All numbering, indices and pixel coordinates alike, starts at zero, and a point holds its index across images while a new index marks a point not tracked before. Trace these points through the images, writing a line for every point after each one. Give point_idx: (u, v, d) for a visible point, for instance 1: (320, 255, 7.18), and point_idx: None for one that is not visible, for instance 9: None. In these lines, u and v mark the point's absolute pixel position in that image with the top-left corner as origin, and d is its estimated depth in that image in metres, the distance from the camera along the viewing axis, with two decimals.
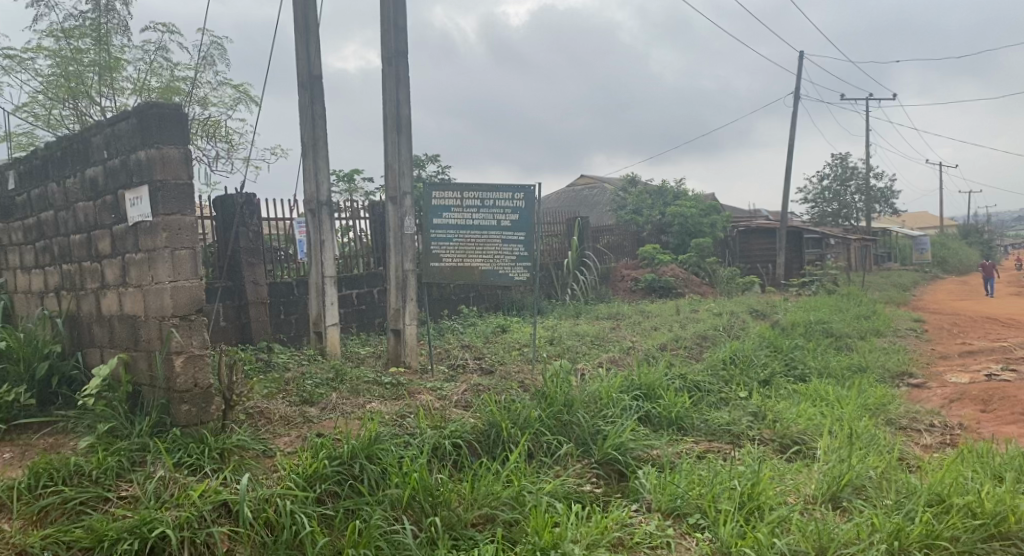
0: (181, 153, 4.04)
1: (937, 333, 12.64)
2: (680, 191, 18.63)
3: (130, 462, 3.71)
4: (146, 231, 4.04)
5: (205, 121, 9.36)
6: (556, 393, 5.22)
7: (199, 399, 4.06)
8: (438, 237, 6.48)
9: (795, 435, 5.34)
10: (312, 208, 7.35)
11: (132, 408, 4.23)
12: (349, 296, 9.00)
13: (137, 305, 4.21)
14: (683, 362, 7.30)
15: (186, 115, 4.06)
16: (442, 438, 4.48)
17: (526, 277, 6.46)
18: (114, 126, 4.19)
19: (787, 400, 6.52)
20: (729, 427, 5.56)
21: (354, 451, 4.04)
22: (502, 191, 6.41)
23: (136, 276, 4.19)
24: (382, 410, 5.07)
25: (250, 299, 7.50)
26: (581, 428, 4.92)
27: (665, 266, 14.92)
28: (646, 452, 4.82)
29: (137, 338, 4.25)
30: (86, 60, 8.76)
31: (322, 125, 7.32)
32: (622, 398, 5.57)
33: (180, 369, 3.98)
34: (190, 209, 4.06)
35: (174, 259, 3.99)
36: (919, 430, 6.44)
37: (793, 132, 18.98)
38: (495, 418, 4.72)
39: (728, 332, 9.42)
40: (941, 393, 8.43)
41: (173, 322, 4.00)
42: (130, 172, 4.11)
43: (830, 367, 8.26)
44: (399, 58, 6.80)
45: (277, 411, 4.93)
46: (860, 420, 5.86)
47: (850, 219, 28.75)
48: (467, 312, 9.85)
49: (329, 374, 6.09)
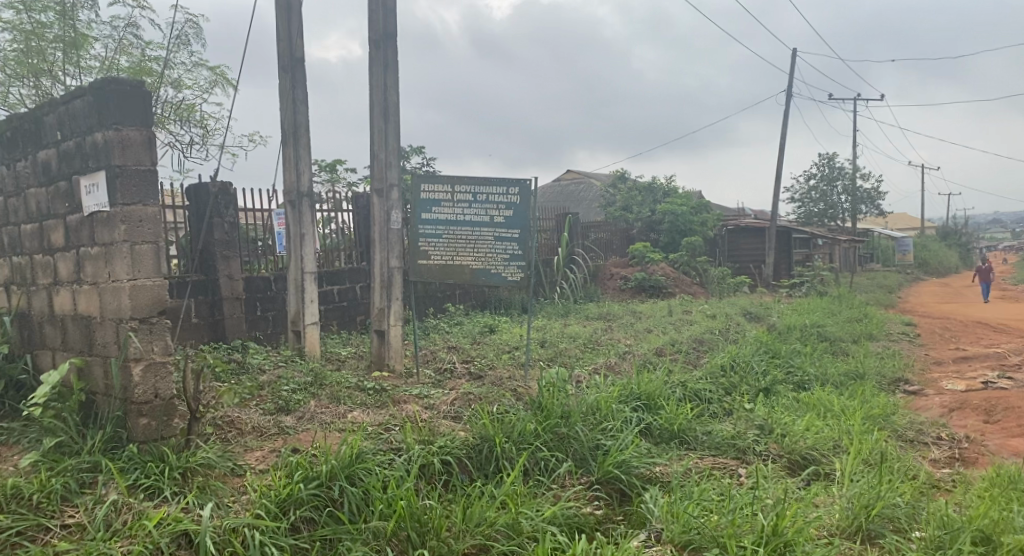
0: (144, 136, 3.59)
1: (929, 338, 12.45)
2: (670, 188, 18.33)
3: (79, 484, 3.28)
4: (103, 223, 3.60)
5: (178, 105, 8.78)
6: (552, 404, 4.86)
7: (160, 412, 3.63)
8: (426, 233, 6.10)
9: (804, 452, 5.08)
10: (292, 199, 6.91)
11: (85, 419, 3.79)
12: (330, 292, 8.56)
13: (92, 305, 3.77)
14: (682, 368, 6.98)
15: (149, 94, 3.60)
16: (431, 455, 4.10)
17: (519, 277, 6.06)
18: (69, 104, 3.73)
19: (791, 411, 6.22)
20: (734, 441, 5.27)
21: (334, 471, 3.64)
22: (496, 185, 6.00)
23: (91, 272, 3.74)
24: (365, 421, 4.67)
25: (224, 294, 7.07)
26: (580, 443, 4.58)
27: (655, 264, 14.61)
28: (650, 471, 4.47)
29: (92, 341, 3.81)
30: (49, 36, 8.18)
31: (304, 112, 6.88)
32: (622, 409, 5.21)
33: (138, 378, 3.56)
34: (153, 199, 3.61)
35: (133, 254, 3.54)
36: (926, 443, 6.19)
37: (785, 131, 18.74)
38: (488, 432, 4.35)
39: (724, 335, 9.12)
40: (940, 401, 8.21)
41: (131, 325, 3.55)
42: (85, 157, 3.67)
43: (829, 373, 8.00)
44: (388, 41, 6.36)
45: (250, 421, 4.51)
46: (870, 434, 5.59)
47: (836, 219, 28.69)
48: (453, 311, 9.47)
49: (307, 378, 5.66)
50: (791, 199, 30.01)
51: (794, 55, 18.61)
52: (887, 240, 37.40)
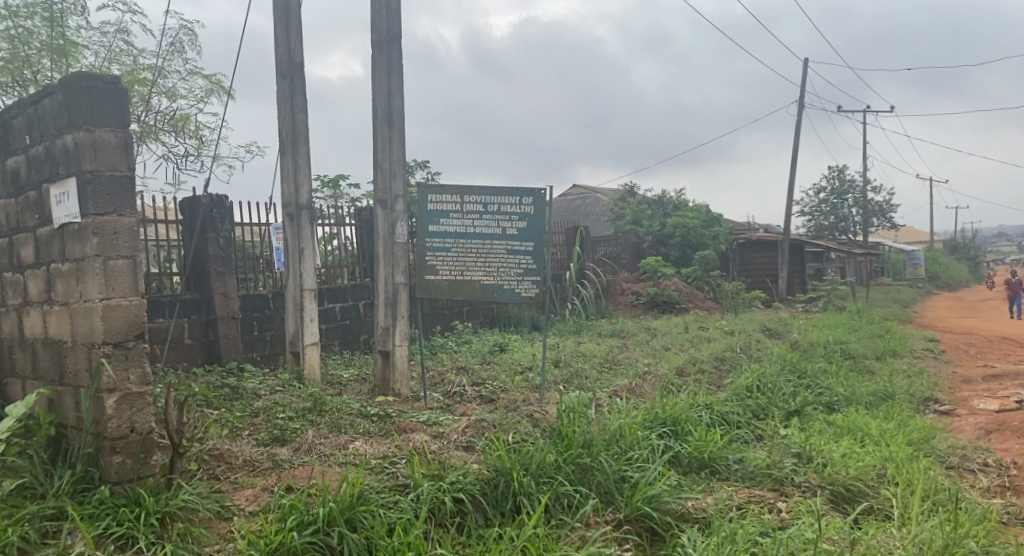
0: (120, 139, 3.20)
1: (955, 354, 11.96)
2: (680, 202, 17.96)
3: (41, 534, 2.86)
4: (74, 236, 3.22)
5: (172, 116, 8.41)
6: (572, 432, 4.44)
7: (137, 448, 3.22)
8: (433, 246, 5.72)
9: (848, 483, 4.63)
10: (291, 212, 6.53)
11: (54, 457, 3.37)
12: (332, 310, 8.15)
13: (62, 327, 3.38)
14: (706, 389, 6.54)
15: (125, 92, 3.21)
16: (442, 492, 3.68)
17: (533, 293, 5.64)
18: (38, 105, 3.35)
19: (826, 436, 5.78)
20: (770, 470, 4.84)
21: (332, 515, 3.22)
22: (508, 195, 5.62)
23: (62, 291, 3.35)
24: (369, 453, 4.25)
25: (218, 313, 6.68)
26: (605, 475, 4.15)
27: (668, 279, 14.17)
28: (683, 506, 4.02)
29: (63, 369, 3.41)
30: (36, 43, 7.65)
31: (303, 120, 6.51)
32: (649, 437, 4.78)
33: (112, 411, 3.15)
34: (129, 209, 3.22)
35: (106, 271, 3.14)
36: (972, 470, 5.71)
37: (797, 143, 18.38)
38: (504, 464, 3.93)
39: (746, 353, 8.66)
40: (975, 422, 7.72)
41: (104, 351, 3.15)
42: (55, 162, 3.29)
43: (859, 392, 7.54)
44: (391, 43, 6.01)
45: (241, 454, 4.10)
46: (916, 461, 5.12)
47: (847, 233, 28.26)
48: (461, 329, 9.07)
49: (305, 405, 5.24)
50: (801, 213, 29.64)
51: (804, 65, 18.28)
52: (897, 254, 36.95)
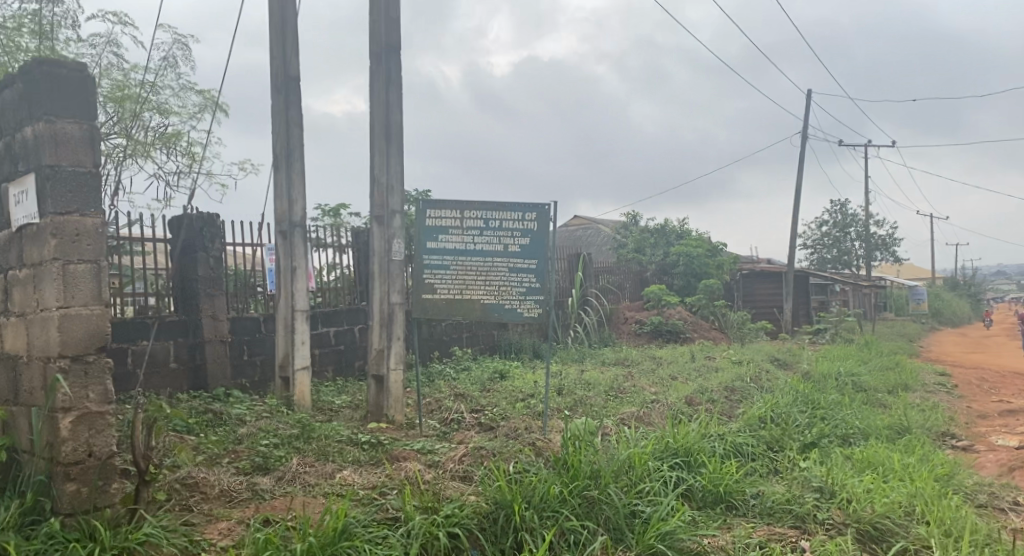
0: (85, 131, 2.94)
1: (967, 388, 11.62)
2: (684, 231, 17.76)
3: None
4: (33, 239, 2.95)
5: (163, 133, 8.20)
6: (578, 462, 4.09)
7: (95, 475, 2.90)
8: (431, 264, 5.43)
9: (876, 521, 4.26)
10: (284, 230, 6.26)
11: (3, 485, 3.05)
12: (326, 334, 7.82)
13: (18, 341, 3.08)
14: (717, 419, 6.19)
15: (93, 81, 2.96)
16: (435, 527, 3.33)
17: (536, 314, 5.35)
18: (2, 97, 3.12)
19: (846, 469, 5.42)
20: (791, 506, 4.48)
21: (312, 551, 2.88)
22: (511, 211, 5.36)
23: (19, 301, 3.07)
24: (356, 483, 3.91)
25: (206, 336, 6.36)
26: (613, 509, 3.81)
27: (672, 308, 13.89)
28: (699, 544, 3.66)
29: (17, 389, 3.11)
30: (24, 55, 7.48)
31: (298, 135, 6.28)
32: (660, 469, 4.43)
33: (67, 433, 2.83)
34: (94, 209, 2.95)
35: (65, 275, 2.85)
36: (1003, 508, 5.34)
37: (801, 174, 18.26)
38: (504, 497, 3.58)
39: (756, 383, 8.33)
40: (997, 457, 7.35)
41: (60, 365, 2.85)
42: (16, 159, 3.04)
43: (875, 424, 7.20)
44: (390, 54, 5.81)
45: (218, 484, 3.76)
46: (945, 499, 4.76)
47: (850, 266, 28.05)
48: (460, 355, 8.74)
49: (292, 431, 4.88)
50: (804, 246, 29.49)
51: (808, 96, 18.26)
52: (899, 288, 36.78)
